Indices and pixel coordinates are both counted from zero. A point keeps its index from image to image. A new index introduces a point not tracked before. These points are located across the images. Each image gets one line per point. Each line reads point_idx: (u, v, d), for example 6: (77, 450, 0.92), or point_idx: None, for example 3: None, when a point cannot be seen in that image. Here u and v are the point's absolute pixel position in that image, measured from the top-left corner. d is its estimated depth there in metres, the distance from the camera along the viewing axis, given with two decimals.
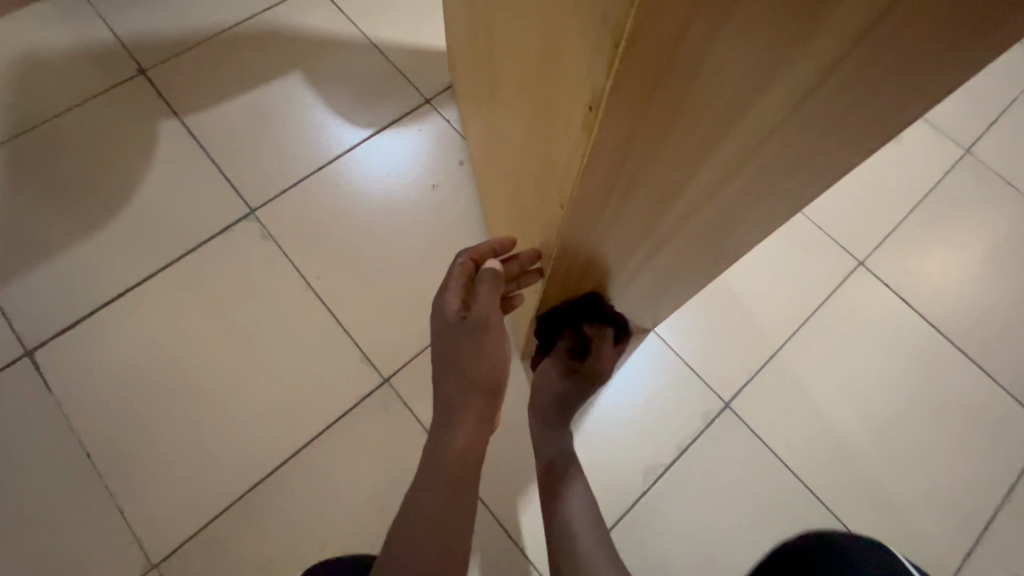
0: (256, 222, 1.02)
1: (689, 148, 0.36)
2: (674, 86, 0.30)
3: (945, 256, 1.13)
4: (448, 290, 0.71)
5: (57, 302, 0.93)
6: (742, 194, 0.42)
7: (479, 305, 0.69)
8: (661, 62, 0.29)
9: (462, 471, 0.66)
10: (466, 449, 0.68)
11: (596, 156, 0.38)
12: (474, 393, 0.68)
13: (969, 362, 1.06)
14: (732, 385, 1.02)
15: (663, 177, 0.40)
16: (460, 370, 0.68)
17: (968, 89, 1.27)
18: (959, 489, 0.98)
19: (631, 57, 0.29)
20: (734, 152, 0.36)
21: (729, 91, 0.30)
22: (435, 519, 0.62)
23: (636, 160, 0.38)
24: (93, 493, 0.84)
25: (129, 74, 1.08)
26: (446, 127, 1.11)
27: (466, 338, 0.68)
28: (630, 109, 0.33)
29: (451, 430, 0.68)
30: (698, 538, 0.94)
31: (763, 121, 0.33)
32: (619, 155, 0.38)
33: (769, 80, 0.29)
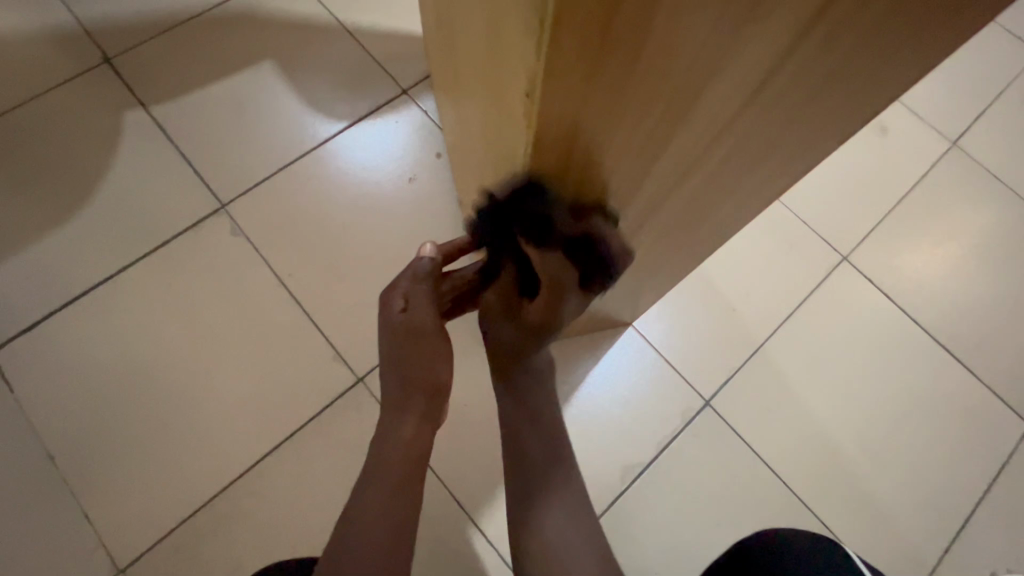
0: (226, 215, 0.98)
1: (645, 127, 0.35)
2: (618, 67, 0.29)
3: (957, 247, 1.05)
4: (392, 291, 0.61)
5: (25, 298, 0.90)
6: (713, 166, 0.42)
7: (422, 310, 0.59)
8: (597, 39, 0.27)
9: (412, 465, 0.57)
10: (415, 443, 0.58)
11: (541, 145, 0.36)
12: (417, 392, 0.60)
13: (959, 364, 0.98)
14: (712, 383, 0.94)
15: (622, 159, 0.39)
16: (400, 374, 0.60)
17: (956, 71, 1.17)
18: (976, 497, 0.91)
19: (560, 38, 0.27)
20: (695, 129, 0.36)
21: (681, 68, 0.30)
22: (384, 517, 0.53)
23: (588, 144, 0.36)
24: (55, 496, 0.82)
25: (95, 63, 1.04)
26: (423, 117, 1.07)
27: (405, 344, 0.59)
28: (571, 93, 0.31)
29: (398, 424, 0.59)
30: (685, 547, 0.87)
31: (719, 97, 0.33)
32: (565, 141, 0.36)
33: (721, 54, 0.29)
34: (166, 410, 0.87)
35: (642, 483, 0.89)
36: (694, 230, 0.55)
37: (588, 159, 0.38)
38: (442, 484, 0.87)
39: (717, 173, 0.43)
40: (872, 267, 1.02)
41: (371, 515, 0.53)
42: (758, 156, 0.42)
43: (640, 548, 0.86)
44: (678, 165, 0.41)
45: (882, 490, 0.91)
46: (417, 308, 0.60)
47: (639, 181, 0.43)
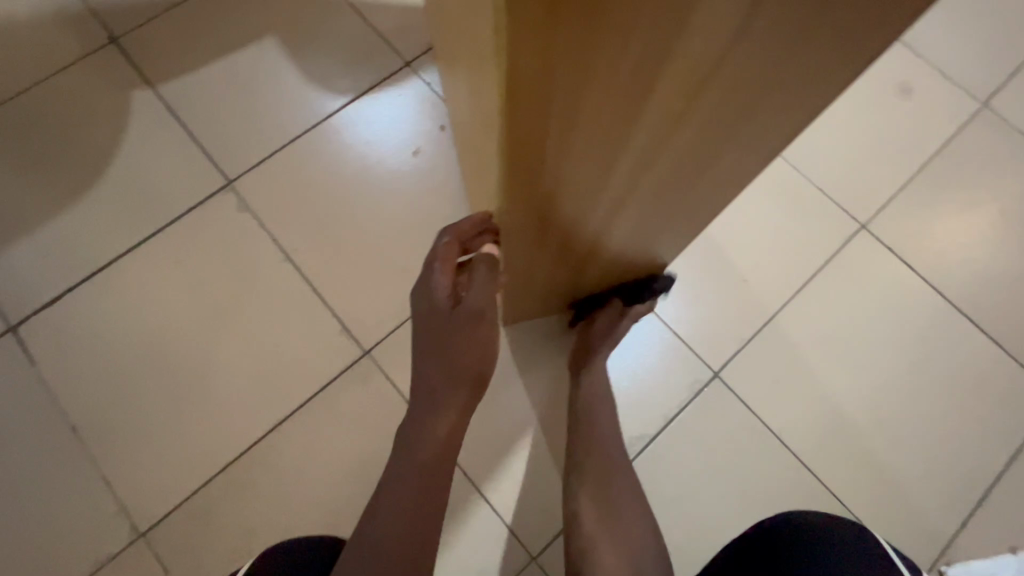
0: (233, 193, 0.99)
1: (622, 80, 0.32)
2: (581, 16, 0.26)
3: (985, 215, 1.00)
4: (437, 271, 0.59)
5: (43, 275, 0.93)
6: (711, 115, 0.39)
7: (474, 295, 0.59)
8: None
9: (441, 463, 0.61)
10: (449, 439, 0.62)
11: (514, 113, 0.33)
12: (460, 382, 0.60)
13: (983, 336, 0.94)
14: (721, 354, 0.93)
15: (602, 117, 0.36)
16: (445, 359, 0.59)
17: (991, 28, 1.10)
18: (997, 472, 0.88)
19: None
20: (679, 76, 0.33)
21: (652, 11, 0.27)
22: (413, 514, 0.58)
23: (563, 104, 0.33)
24: (79, 464, 0.85)
25: (102, 42, 1.05)
26: (425, 90, 1.06)
27: (458, 327, 0.59)
28: (537, 53, 0.28)
29: (435, 417, 0.61)
30: (693, 519, 0.86)
31: (702, 38, 0.30)
32: (539, 88, 0.31)
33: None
34: (180, 384, 0.89)
35: (648, 455, 0.89)
36: (690, 190, 0.53)
37: (568, 108, 0.34)
38: None
39: (709, 124, 0.40)
40: (892, 235, 0.98)
41: (401, 515, 0.57)
42: (751, 109, 0.39)
43: None
44: (663, 116, 0.38)
45: (897, 465, 0.88)
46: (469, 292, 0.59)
47: (623, 129, 0.38)
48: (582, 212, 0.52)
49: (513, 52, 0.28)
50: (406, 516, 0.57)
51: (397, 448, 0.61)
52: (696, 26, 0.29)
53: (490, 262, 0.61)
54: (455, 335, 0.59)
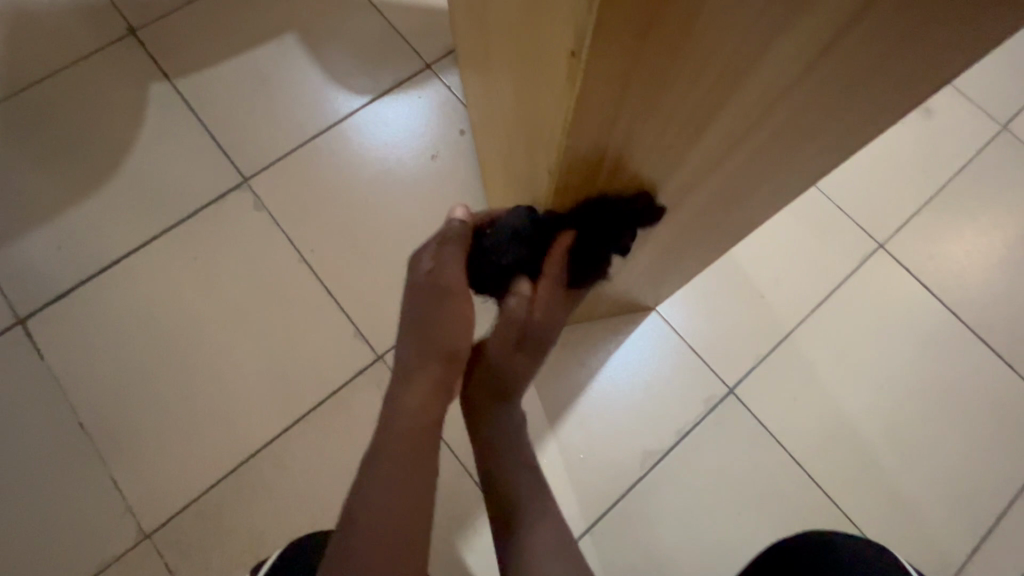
0: (249, 191, 0.98)
1: (688, 107, 0.32)
2: (668, 37, 0.26)
3: (1003, 239, 1.00)
4: (422, 248, 0.58)
5: (55, 267, 0.92)
6: (766, 147, 0.38)
7: (447, 267, 0.55)
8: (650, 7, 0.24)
9: (417, 441, 0.54)
10: (422, 414, 0.55)
11: (580, 125, 0.33)
12: (432, 356, 0.55)
13: (998, 360, 0.94)
14: (737, 370, 0.92)
15: (661, 140, 0.36)
16: (416, 331, 0.56)
17: (1012, 52, 1.10)
18: (1010, 496, 0.88)
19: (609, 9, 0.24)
20: (745, 111, 0.33)
21: (735, 42, 0.27)
22: (393, 495, 0.52)
23: (628, 123, 0.33)
24: (85, 462, 0.84)
25: (120, 33, 1.04)
26: (446, 94, 1.05)
27: (427, 301, 0.56)
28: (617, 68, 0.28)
29: (405, 393, 0.56)
30: (704, 535, 0.86)
31: (775, 77, 0.30)
32: (606, 115, 0.32)
33: (781, 28, 0.26)
34: (191, 382, 0.88)
35: (661, 469, 0.88)
36: (729, 214, 0.52)
37: (627, 135, 0.34)
38: (460, 462, 0.87)
39: (763, 155, 0.40)
40: (910, 255, 0.98)
41: (377, 500, 0.51)
42: (805, 141, 0.39)
43: (658, 534, 0.85)
44: (721, 144, 0.38)
45: (910, 486, 0.88)
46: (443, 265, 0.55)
47: (674, 158, 0.39)
48: None
49: (587, 82, 0.29)
50: (382, 498, 0.51)
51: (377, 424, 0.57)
52: (766, 69, 0.29)
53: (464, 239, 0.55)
54: (425, 308, 0.55)
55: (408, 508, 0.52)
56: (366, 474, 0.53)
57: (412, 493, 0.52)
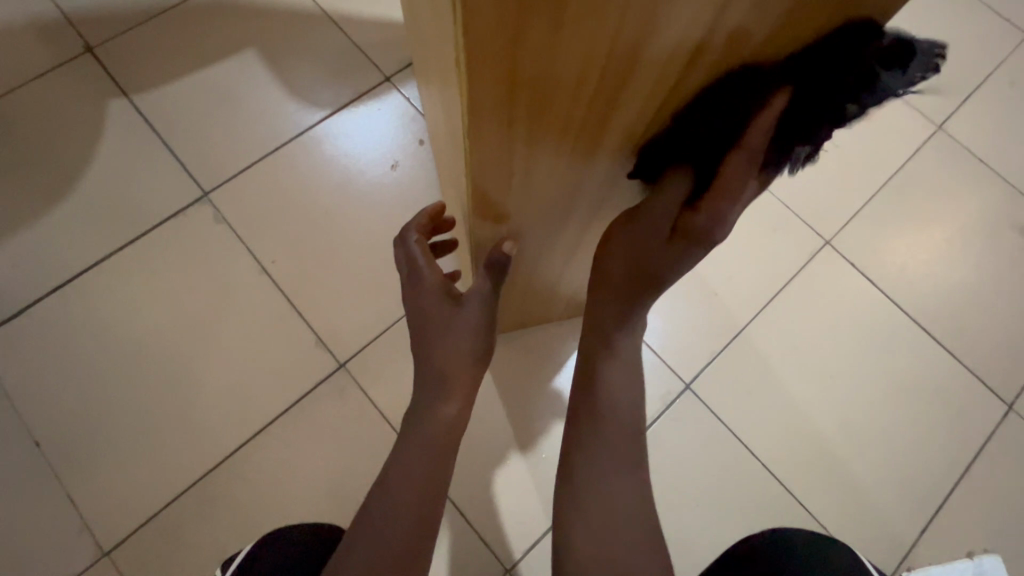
0: (209, 205, 0.99)
1: (576, 106, 0.37)
2: (534, 47, 0.30)
3: (941, 233, 1.05)
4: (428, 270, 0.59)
5: (9, 286, 0.91)
6: (670, 132, 0.44)
7: (478, 294, 0.58)
8: (511, 20, 0.28)
9: (448, 443, 0.60)
10: (458, 420, 0.60)
11: (480, 131, 0.37)
12: (471, 362, 0.59)
13: (940, 348, 0.98)
14: (693, 366, 0.95)
15: (562, 138, 0.40)
16: (459, 343, 0.58)
17: (944, 57, 1.16)
18: (956, 475, 0.92)
19: (475, 24, 0.28)
20: (632, 105, 0.39)
21: (601, 45, 0.32)
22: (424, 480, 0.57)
23: (523, 126, 0.37)
24: (41, 482, 0.83)
25: (77, 51, 1.04)
26: (404, 104, 1.07)
27: (469, 313, 0.58)
28: (496, 78, 0.32)
29: (441, 401, 0.59)
30: (666, 528, 0.88)
31: (650, 69, 0.36)
32: (507, 110, 0.35)
33: (642, 29, 0.32)
34: (152, 396, 0.88)
35: None
36: None
37: (530, 127, 0.38)
38: None
39: (664, 144, 0.45)
40: (855, 251, 1.02)
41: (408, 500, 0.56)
42: (703, 127, 0.44)
43: None
44: (620, 138, 0.43)
45: (861, 471, 0.91)
46: (476, 292, 0.58)
47: (581, 145, 0.42)
48: (549, 230, 0.56)
49: (476, 88, 0.32)
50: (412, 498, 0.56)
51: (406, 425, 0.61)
52: (641, 62, 0.35)
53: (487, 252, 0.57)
54: (466, 321, 0.58)
55: (438, 503, 0.58)
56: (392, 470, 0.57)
57: (441, 487, 0.58)
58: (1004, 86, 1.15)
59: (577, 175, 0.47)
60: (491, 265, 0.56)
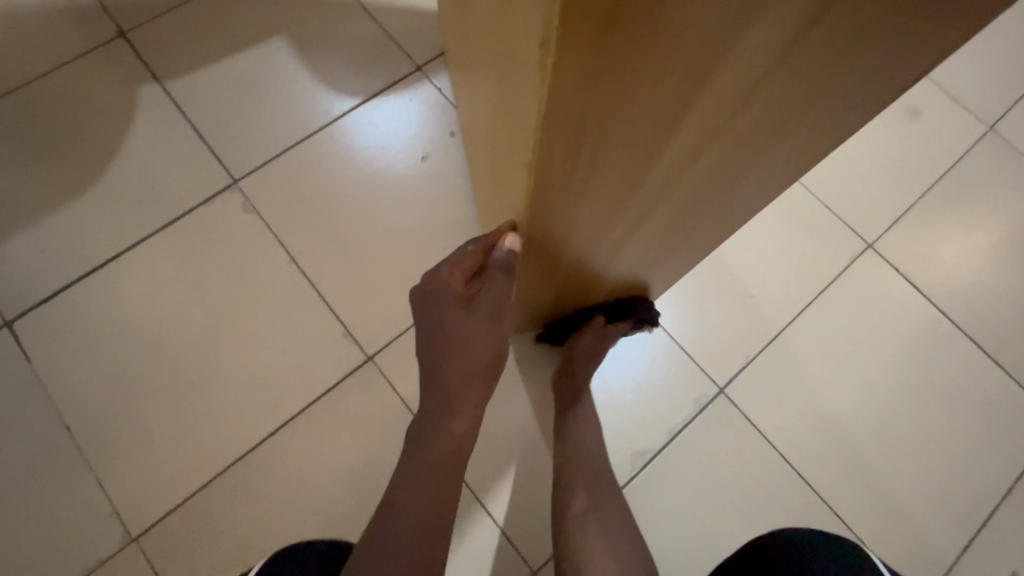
0: (239, 193, 0.98)
1: (651, 118, 0.34)
2: (628, 49, 0.27)
3: (989, 237, 1.00)
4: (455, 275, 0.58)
5: (42, 270, 0.91)
6: (738, 142, 0.40)
7: (490, 296, 0.57)
8: (607, 20, 0.25)
9: (454, 459, 0.59)
10: (465, 435, 0.60)
11: (550, 132, 0.33)
12: (479, 380, 0.58)
13: (985, 357, 0.94)
14: (726, 369, 0.92)
15: (632, 148, 0.37)
16: (469, 359, 0.57)
17: (996, 54, 1.11)
18: (1000, 492, 0.88)
19: (570, 16, 0.24)
20: (706, 119, 0.35)
21: (693, 53, 0.28)
22: (430, 497, 0.57)
23: (595, 133, 0.34)
24: (70, 466, 0.83)
25: (109, 36, 1.04)
26: (436, 96, 1.05)
27: (481, 326, 0.57)
28: (578, 75, 0.28)
29: (453, 418, 0.59)
30: (696, 535, 0.86)
31: (736, 79, 0.31)
32: (583, 101, 0.31)
33: (739, 36, 0.28)
34: (181, 384, 0.88)
35: (652, 469, 0.88)
36: (706, 212, 0.54)
37: (604, 124, 0.33)
38: None
39: (728, 155, 0.42)
40: (897, 254, 0.99)
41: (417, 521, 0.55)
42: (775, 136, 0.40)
43: (650, 534, 0.85)
44: (686, 152, 0.39)
45: (900, 483, 0.88)
46: (490, 293, 0.57)
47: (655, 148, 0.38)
48: (595, 236, 0.53)
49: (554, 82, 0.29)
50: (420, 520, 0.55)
51: (409, 441, 0.59)
52: (730, 73, 0.30)
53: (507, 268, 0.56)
54: (476, 332, 0.56)
55: (444, 520, 0.57)
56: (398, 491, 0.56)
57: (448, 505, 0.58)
58: None
59: (638, 179, 0.42)
60: (502, 262, 0.56)
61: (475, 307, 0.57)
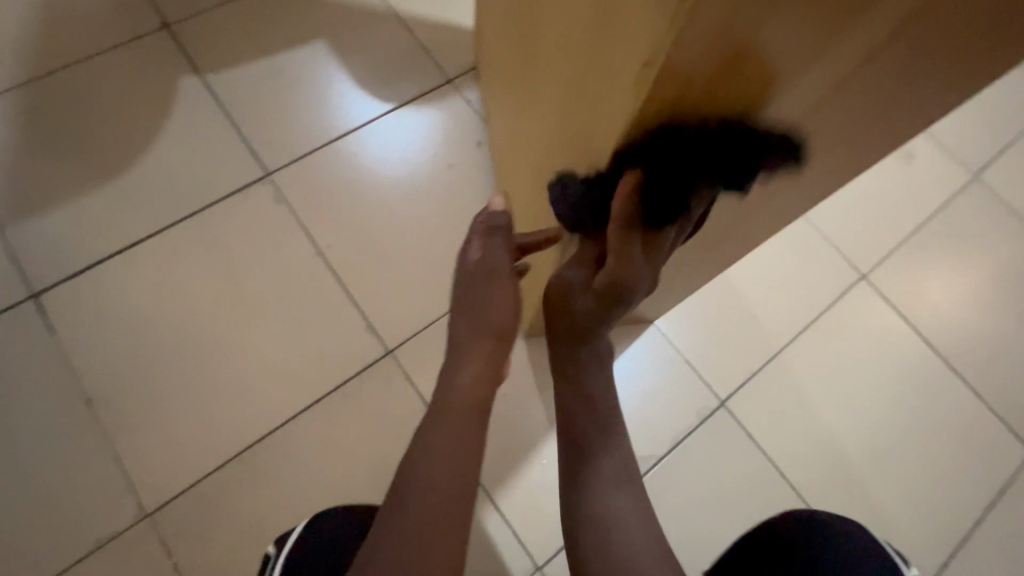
0: (271, 185, 1.02)
1: (716, 132, 0.39)
2: (716, 67, 0.33)
3: (972, 275, 1.08)
4: (469, 241, 0.65)
5: (73, 246, 0.93)
6: (777, 169, 0.45)
7: (492, 254, 0.63)
8: (707, 42, 0.31)
9: (473, 411, 0.58)
10: (479, 388, 0.59)
11: (636, 129, 0.39)
12: (484, 334, 0.60)
13: (967, 388, 1.00)
14: (729, 383, 0.97)
15: None
16: (475, 312, 0.61)
17: (983, 110, 1.21)
18: (976, 515, 0.93)
19: (682, 36, 0.31)
20: (760, 139, 0.40)
21: None
22: (452, 443, 0.55)
23: (671, 136, 0.40)
24: (88, 440, 0.84)
25: (154, 27, 1.08)
26: (466, 108, 1.11)
27: (481, 282, 0.62)
28: (673, 84, 0.35)
29: (459, 369, 0.60)
30: (694, 540, 0.89)
31: None
32: (664, 115, 0.38)
33: None
34: (202, 365, 0.90)
35: (654, 474, 0.92)
36: (735, 233, 0.59)
37: (674, 137, 0.41)
38: None
39: (767, 179, 0.46)
40: (889, 286, 1.06)
41: (437, 465, 0.54)
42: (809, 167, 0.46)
43: None
44: None
45: (884, 501, 0.94)
46: (490, 251, 0.63)
47: (704, 168, 0.45)
48: None
49: (654, 89, 0.35)
50: (445, 462, 0.54)
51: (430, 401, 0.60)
52: None
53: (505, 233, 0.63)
54: (478, 289, 0.61)
55: (469, 469, 0.55)
56: (419, 442, 0.56)
57: (469, 451, 0.56)
58: None
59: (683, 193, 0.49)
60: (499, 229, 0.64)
61: (480, 263, 0.63)
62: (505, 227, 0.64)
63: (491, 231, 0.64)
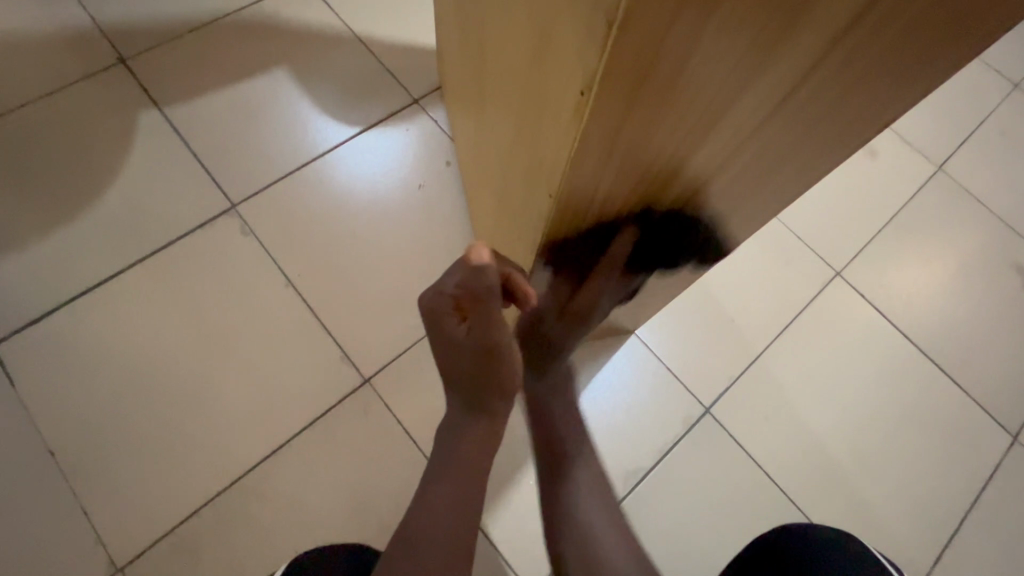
0: (237, 217, 0.99)
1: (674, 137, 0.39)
2: (658, 81, 0.32)
3: (943, 266, 1.09)
4: (439, 303, 0.51)
5: (30, 293, 0.90)
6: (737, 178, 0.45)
7: (482, 329, 0.51)
8: (647, 58, 0.30)
9: (476, 459, 0.61)
10: (486, 439, 0.62)
11: (585, 150, 0.38)
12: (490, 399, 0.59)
13: (946, 378, 1.01)
14: (712, 389, 0.97)
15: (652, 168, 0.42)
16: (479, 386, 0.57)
17: (942, 103, 1.23)
18: (965, 507, 0.93)
19: (616, 55, 0.30)
20: (724, 144, 0.40)
21: (712, 84, 0.34)
22: (455, 486, 0.59)
23: (623, 150, 0.39)
24: (53, 494, 0.81)
25: (110, 62, 1.06)
26: (433, 128, 1.10)
27: (479, 360, 0.54)
28: (618, 103, 0.34)
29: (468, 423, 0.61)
30: (686, 552, 0.88)
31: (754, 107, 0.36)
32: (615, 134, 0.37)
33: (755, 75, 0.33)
34: (172, 407, 0.87)
35: (643, 488, 0.91)
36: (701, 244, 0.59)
37: (630, 151, 0.39)
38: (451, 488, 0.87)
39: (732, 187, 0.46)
40: (862, 281, 1.06)
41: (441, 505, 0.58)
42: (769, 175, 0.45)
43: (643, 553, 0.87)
44: (697, 177, 0.44)
45: (874, 498, 0.93)
46: (478, 325, 0.50)
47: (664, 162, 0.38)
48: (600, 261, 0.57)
49: (595, 112, 0.34)
50: (446, 512, 0.57)
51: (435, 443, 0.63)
52: (744, 105, 0.36)
53: (491, 302, 0.48)
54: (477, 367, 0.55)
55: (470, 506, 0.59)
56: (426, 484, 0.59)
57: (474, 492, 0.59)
58: (997, 132, 1.22)
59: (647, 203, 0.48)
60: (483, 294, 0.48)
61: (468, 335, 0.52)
62: (487, 290, 0.48)
63: (472, 299, 0.48)
